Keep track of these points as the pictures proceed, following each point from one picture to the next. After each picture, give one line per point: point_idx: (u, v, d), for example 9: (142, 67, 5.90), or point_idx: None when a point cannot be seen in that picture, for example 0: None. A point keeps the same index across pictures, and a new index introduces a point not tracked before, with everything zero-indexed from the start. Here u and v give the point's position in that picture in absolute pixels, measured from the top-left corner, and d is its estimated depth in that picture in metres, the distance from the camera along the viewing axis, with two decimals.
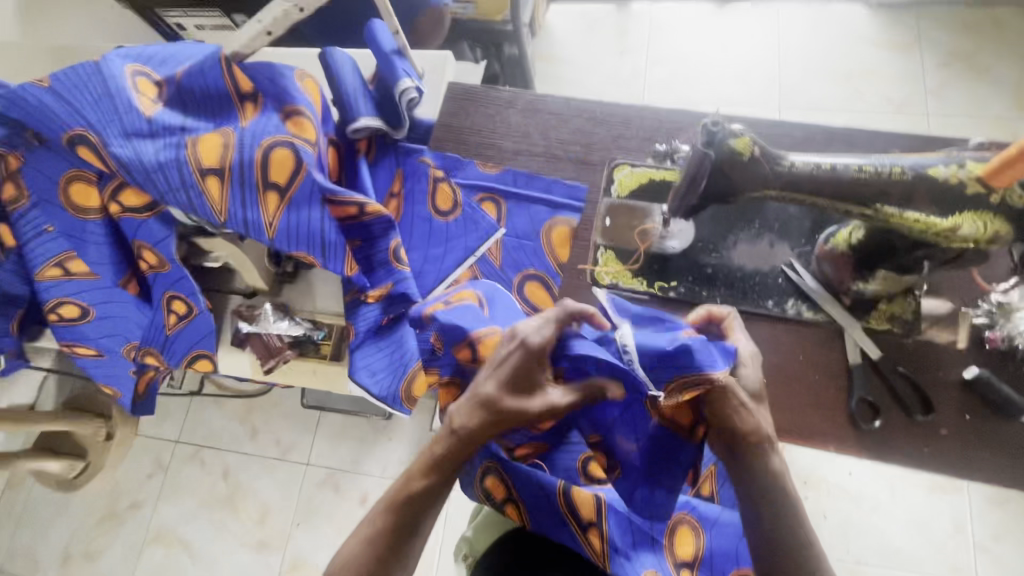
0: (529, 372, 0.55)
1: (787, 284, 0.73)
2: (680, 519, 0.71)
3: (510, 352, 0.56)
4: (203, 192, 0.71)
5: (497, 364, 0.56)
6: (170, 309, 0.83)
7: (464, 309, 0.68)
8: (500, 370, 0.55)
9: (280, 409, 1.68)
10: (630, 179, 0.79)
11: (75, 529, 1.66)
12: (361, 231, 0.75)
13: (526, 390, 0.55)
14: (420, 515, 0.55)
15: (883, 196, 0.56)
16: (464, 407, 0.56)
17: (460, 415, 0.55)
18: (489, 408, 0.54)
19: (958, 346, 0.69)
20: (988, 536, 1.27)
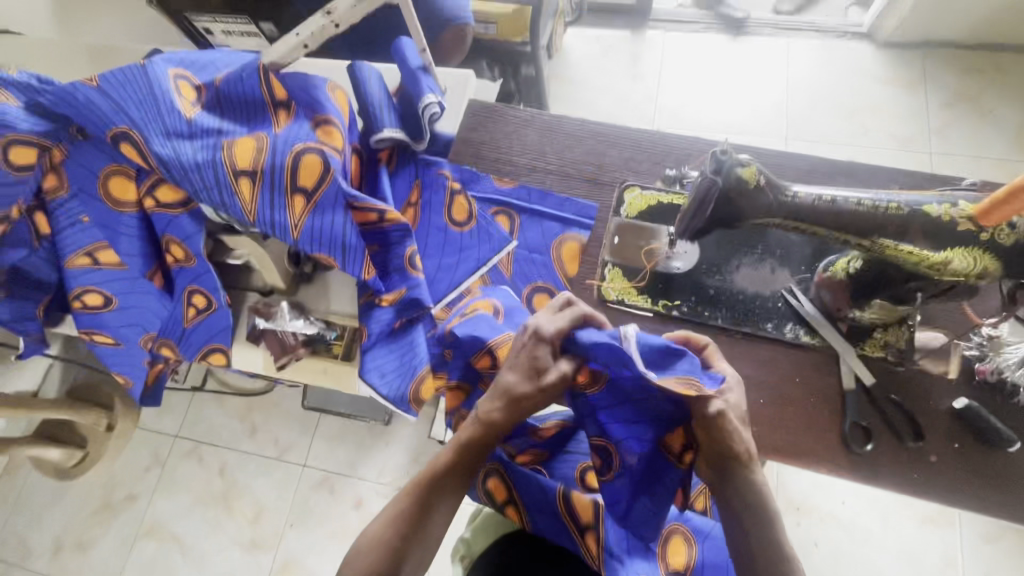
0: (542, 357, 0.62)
1: (786, 309, 0.76)
2: (674, 528, 0.72)
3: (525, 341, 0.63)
4: (235, 192, 0.75)
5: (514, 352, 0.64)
6: (190, 302, 0.86)
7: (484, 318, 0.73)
8: (517, 356, 0.63)
9: (281, 409, 1.70)
10: (640, 201, 0.82)
11: (69, 518, 1.67)
12: (379, 236, 0.79)
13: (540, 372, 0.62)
14: (448, 494, 0.59)
15: (881, 229, 0.59)
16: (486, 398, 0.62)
17: (484, 405, 0.62)
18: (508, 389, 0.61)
19: (949, 377, 0.71)
20: (977, 571, 1.28)
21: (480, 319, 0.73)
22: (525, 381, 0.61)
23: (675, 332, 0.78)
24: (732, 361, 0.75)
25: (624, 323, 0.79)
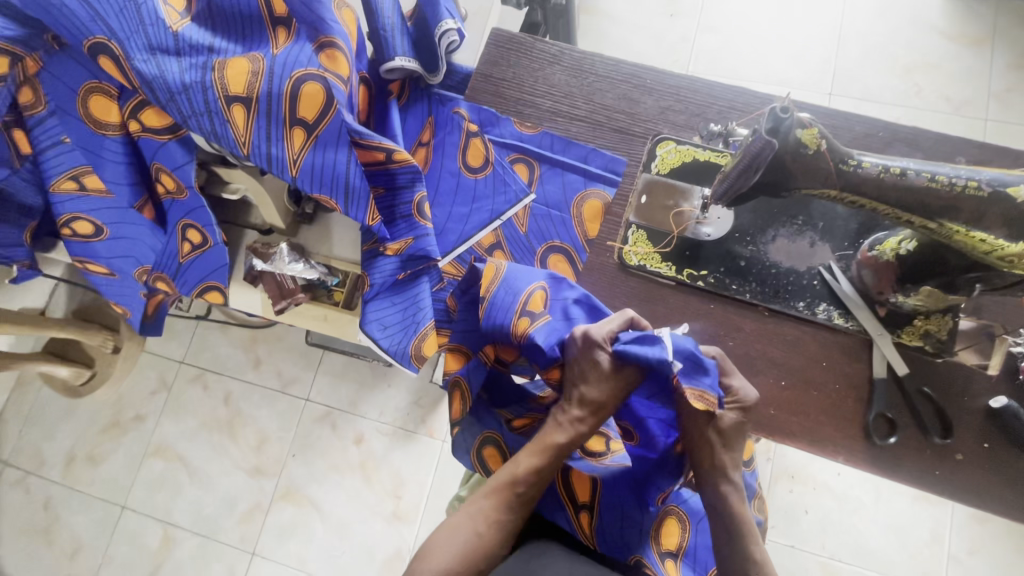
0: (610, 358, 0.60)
1: (822, 288, 0.70)
2: (668, 510, 0.71)
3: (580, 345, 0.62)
4: (229, 119, 0.68)
5: (576, 356, 0.62)
6: (184, 237, 0.81)
7: (548, 320, 0.65)
8: (578, 362, 0.61)
9: (285, 344, 1.69)
10: (673, 156, 0.75)
11: (80, 433, 1.71)
12: (386, 178, 0.72)
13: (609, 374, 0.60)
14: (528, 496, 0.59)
15: (952, 211, 0.52)
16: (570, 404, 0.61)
17: (568, 411, 0.61)
18: (582, 393, 0.61)
19: (989, 373, 0.66)
20: (963, 549, 1.29)
21: (544, 327, 0.64)
22: (601, 388, 0.60)
23: (696, 304, 0.72)
24: (756, 339, 0.70)
25: (644, 288, 0.74)
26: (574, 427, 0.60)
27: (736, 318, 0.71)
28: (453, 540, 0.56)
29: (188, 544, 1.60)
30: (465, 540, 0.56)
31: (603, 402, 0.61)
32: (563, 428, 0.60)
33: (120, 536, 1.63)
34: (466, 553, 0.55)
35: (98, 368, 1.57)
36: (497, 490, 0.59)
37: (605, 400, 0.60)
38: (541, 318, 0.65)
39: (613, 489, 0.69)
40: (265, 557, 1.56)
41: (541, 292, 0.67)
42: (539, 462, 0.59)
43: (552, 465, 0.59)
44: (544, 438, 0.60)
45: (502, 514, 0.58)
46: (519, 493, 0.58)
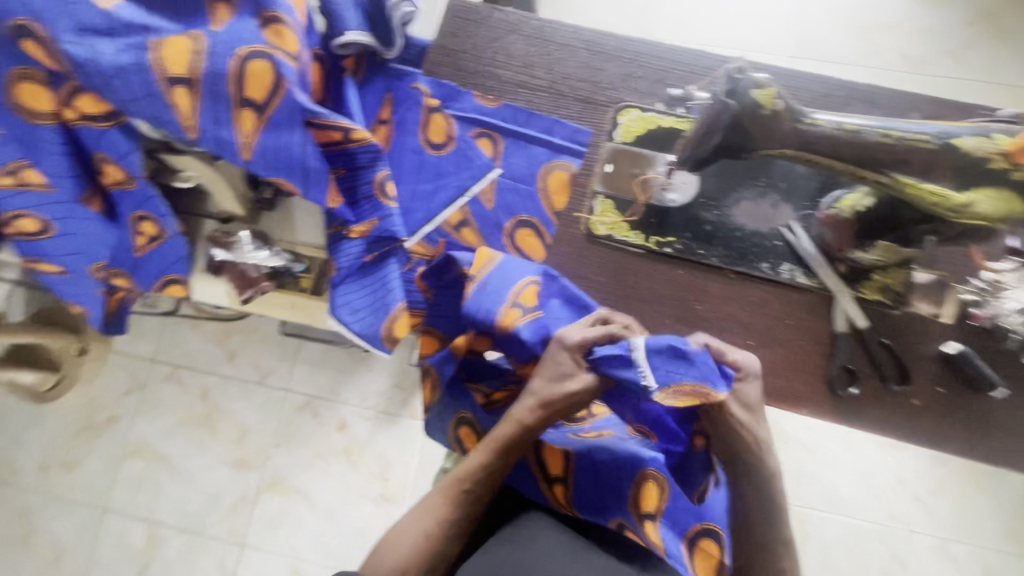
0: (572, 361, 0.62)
1: (785, 248, 0.71)
2: (646, 475, 0.68)
3: (556, 350, 0.63)
4: (170, 102, 0.65)
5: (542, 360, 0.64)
6: (138, 230, 0.78)
7: (537, 316, 0.67)
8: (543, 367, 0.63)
9: (259, 335, 1.66)
10: (637, 124, 0.75)
11: (52, 439, 1.67)
12: (345, 158, 0.71)
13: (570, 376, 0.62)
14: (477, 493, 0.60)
15: (901, 164, 0.53)
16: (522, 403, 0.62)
17: (520, 408, 0.62)
18: (536, 394, 0.62)
19: (942, 321, 0.69)
20: (926, 490, 1.37)
21: (532, 323, 0.66)
22: (554, 387, 0.61)
23: (665, 271, 0.73)
24: (723, 301, 0.72)
25: (612, 258, 0.74)
26: (522, 425, 0.61)
27: (703, 282, 0.72)
28: (404, 538, 0.58)
29: (175, 541, 1.58)
30: (415, 538, 0.58)
31: (558, 404, 0.61)
32: (512, 424, 0.61)
33: (104, 538, 1.60)
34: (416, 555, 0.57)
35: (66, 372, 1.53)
36: (448, 489, 0.61)
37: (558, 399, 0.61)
38: (530, 313, 0.66)
39: (588, 461, 0.69)
40: (255, 548, 1.56)
41: (534, 287, 0.68)
42: (487, 458, 0.61)
43: (502, 462, 0.61)
44: (495, 435, 0.62)
45: (451, 511, 0.60)
46: (469, 490, 0.60)
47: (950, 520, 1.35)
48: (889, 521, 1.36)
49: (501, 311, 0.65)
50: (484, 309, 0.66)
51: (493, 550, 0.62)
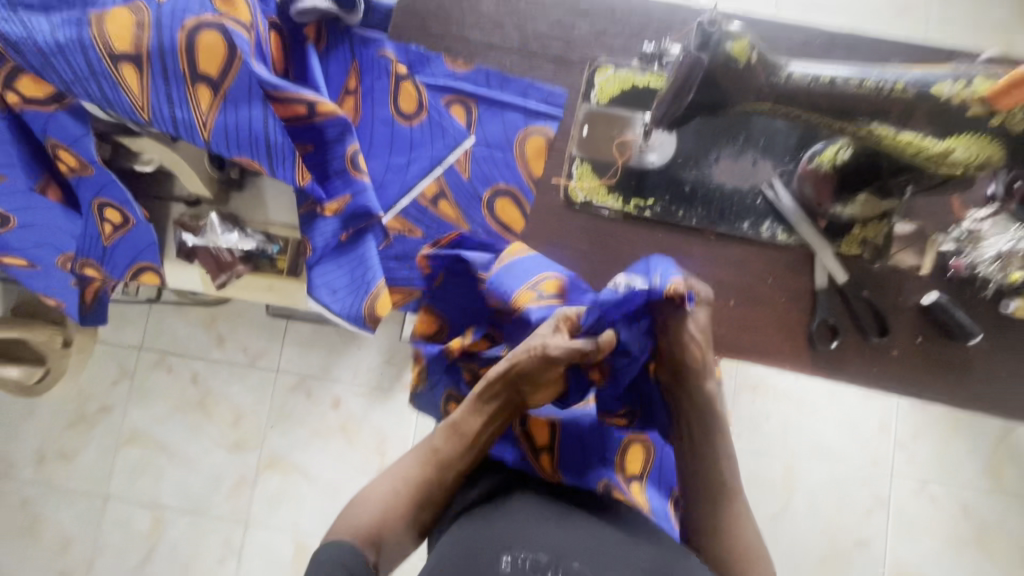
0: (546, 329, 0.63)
1: (765, 206, 0.70)
2: (632, 438, 0.73)
3: (542, 328, 0.64)
4: (118, 81, 0.61)
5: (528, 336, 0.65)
6: (102, 217, 0.75)
7: (550, 306, 0.68)
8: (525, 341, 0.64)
9: (246, 318, 1.65)
10: (611, 84, 0.72)
11: (47, 431, 1.66)
12: (312, 134, 0.67)
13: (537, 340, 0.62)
14: (446, 452, 0.64)
15: (880, 114, 0.52)
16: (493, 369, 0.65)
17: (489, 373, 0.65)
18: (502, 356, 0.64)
19: (921, 273, 0.69)
20: (907, 434, 1.41)
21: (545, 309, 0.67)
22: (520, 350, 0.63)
23: (647, 234, 0.72)
24: (704, 263, 0.71)
25: (592, 224, 0.73)
26: (486, 387, 0.64)
27: (685, 244, 0.72)
28: (375, 493, 0.62)
29: (180, 523, 1.61)
30: (383, 493, 0.62)
31: (520, 367, 0.62)
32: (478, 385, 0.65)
33: (109, 525, 1.62)
34: (380, 505, 0.61)
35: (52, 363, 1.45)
36: (423, 449, 0.65)
37: (518, 361, 0.62)
38: (546, 300, 0.67)
39: (571, 428, 0.71)
40: (259, 525, 1.58)
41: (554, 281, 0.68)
42: (455, 417, 0.65)
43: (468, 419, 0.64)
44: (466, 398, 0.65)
45: (419, 469, 0.63)
46: (436, 448, 0.64)
47: (929, 461, 1.40)
48: (872, 465, 1.41)
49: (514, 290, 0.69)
50: (500, 285, 0.69)
51: (467, 527, 0.59)
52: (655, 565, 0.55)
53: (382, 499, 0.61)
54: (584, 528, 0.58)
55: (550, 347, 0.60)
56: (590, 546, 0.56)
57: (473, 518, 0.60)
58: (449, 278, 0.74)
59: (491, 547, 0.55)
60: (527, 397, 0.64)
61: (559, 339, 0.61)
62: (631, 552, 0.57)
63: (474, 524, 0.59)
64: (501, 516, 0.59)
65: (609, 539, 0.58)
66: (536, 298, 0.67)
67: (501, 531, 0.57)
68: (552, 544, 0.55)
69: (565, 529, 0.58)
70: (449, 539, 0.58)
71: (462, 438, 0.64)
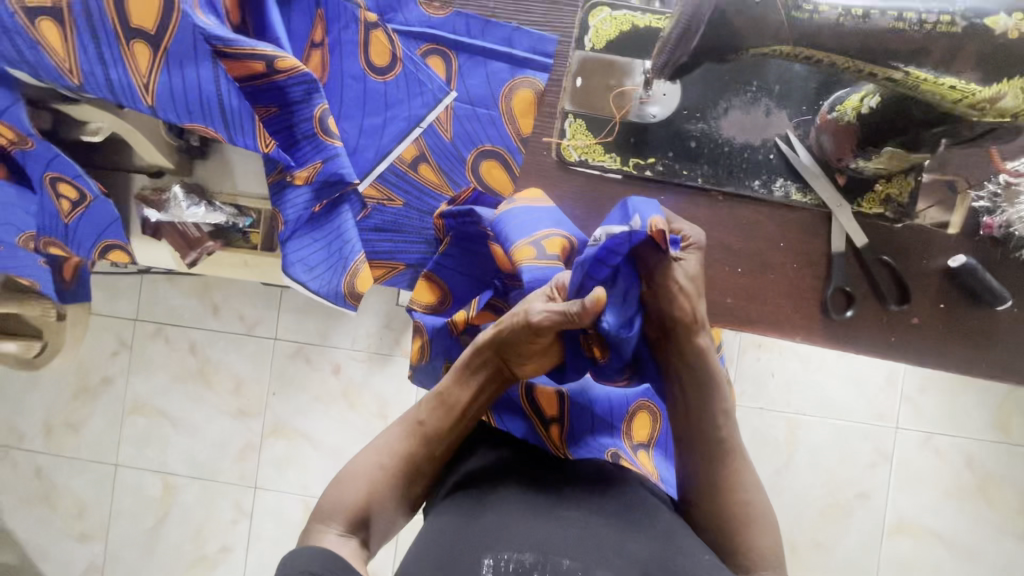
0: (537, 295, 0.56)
1: (778, 162, 0.64)
2: (640, 405, 0.70)
3: (534, 297, 0.57)
4: (37, 40, 0.53)
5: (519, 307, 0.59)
6: (58, 194, 0.69)
7: (553, 265, 0.61)
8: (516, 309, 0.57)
9: (239, 287, 1.61)
10: (608, 26, 0.64)
11: (51, 402, 1.67)
12: (275, 95, 0.60)
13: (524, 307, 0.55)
14: (432, 425, 0.58)
15: (920, 54, 0.44)
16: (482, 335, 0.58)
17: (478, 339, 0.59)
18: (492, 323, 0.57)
19: (950, 232, 0.63)
20: (915, 388, 1.39)
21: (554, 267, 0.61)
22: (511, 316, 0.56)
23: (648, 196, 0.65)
24: (709, 227, 0.65)
25: (587, 187, 0.67)
26: (472, 356, 0.58)
27: (689, 207, 0.65)
28: (358, 471, 0.57)
29: (189, 488, 1.63)
30: (367, 470, 0.57)
31: (504, 334, 0.55)
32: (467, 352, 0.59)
33: (121, 491, 1.65)
34: (361, 481, 0.56)
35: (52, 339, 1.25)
36: (408, 422, 0.59)
37: (501, 328, 0.56)
38: (546, 259, 0.61)
39: (580, 400, 0.68)
40: (267, 489, 1.60)
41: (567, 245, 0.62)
42: (443, 385, 0.59)
43: (456, 387, 0.58)
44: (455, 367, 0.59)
45: (404, 443, 0.58)
46: (420, 421, 0.58)
47: (935, 414, 1.39)
48: (878, 420, 1.39)
49: (512, 243, 0.62)
50: (503, 235, 0.63)
51: (452, 524, 0.56)
52: (648, 559, 0.53)
53: (363, 474, 0.56)
54: (574, 520, 0.55)
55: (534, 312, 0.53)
56: (579, 541, 0.53)
57: (457, 509, 0.57)
58: (456, 242, 0.70)
59: (474, 544, 0.52)
60: (515, 368, 0.58)
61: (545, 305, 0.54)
62: (623, 543, 0.54)
63: (459, 517, 0.56)
64: (487, 509, 0.56)
65: (601, 532, 0.55)
66: (534, 254, 0.61)
67: (486, 526, 0.54)
68: (538, 541, 0.52)
69: (554, 522, 0.55)
70: (432, 534, 0.56)
71: (448, 411, 0.58)
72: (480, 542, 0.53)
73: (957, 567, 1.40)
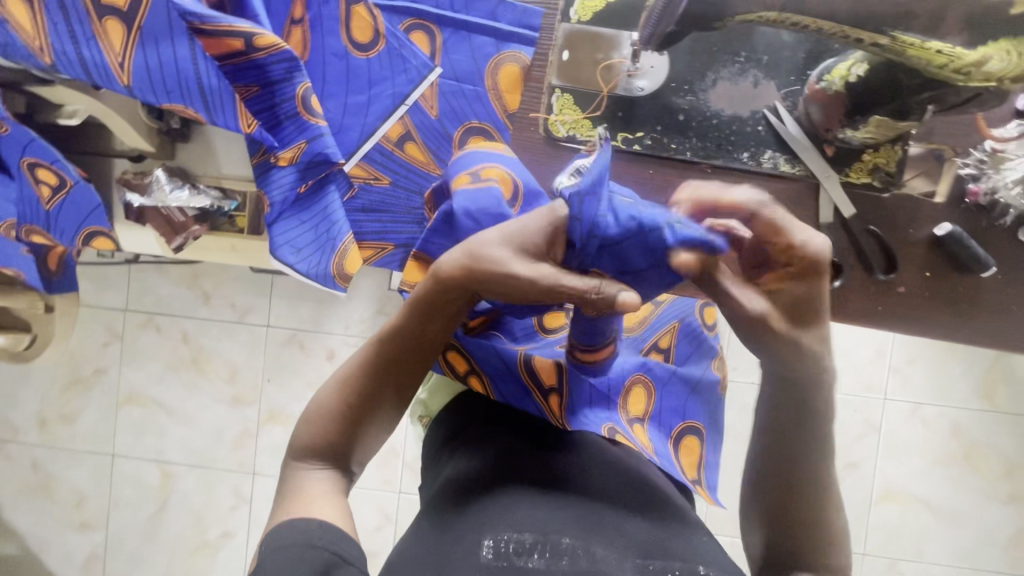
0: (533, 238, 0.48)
1: (766, 133, 0.63)
2: (636, 379, 0.72)
3: (520, 235, 0.48)
4: (6, 18, 0.53)
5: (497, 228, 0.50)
6: (36, 179, 0.68)
7: (482, 186, 0.58)
8: (500, 248, 0.48)
9: (229, 274, 1.60)
10: None
11: (44, 395, 1.66)
12: (256, 74, 0.58)
13: (512, 256, 0.48)
14: (396, 359, 0.54)
15: (906, 18, 0.43)
16: (455, 261, 0.50)
17: (448, 265, 0.51)
18: (468, 249, 0.50)
19: (937, 200, 0.63)
20: (903, 360, 1.41)
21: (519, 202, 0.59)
22: (505, 254, 0.48)
23: (637, 171, 0.64)
24: None
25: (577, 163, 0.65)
26: (440, 289, 0.51)
27: (679, 180, 0.64)
28: (320, 414, 0.53)
29: (188, 476, 1.64)
30: (331, 412, 0.53)
31: (490, 285, 0.49)
32: (434, 280, 0.52)
33: (119, 481, 1.65)
34: (325, 420, 0.53)
35: (37, 329, 1.22)
36: (366, 353, 0.54)
37: (484, 277, 0.49)
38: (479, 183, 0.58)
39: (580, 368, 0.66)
40: (265, 475, 1.61)
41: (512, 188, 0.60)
42: (406, 318, 0.53)
43: (421, 319, 0.53)
44: (416, 294, 0.53)
45: (366, 381, 0.53)
46: (383, 357, 0.54)
47: (923, 384, 1.41)
48: (867, 391, 1.41)
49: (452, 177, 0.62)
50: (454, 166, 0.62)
51: (464, 511, 0.57)
52: (649, 542, 0.55)
53: (328, 405, 0.54)
54: (575, 505, 0.57)
55: (528, 277, 0.47)
56: (580, 523, 0.55)
57: (465, 490, 0.59)
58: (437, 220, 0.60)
59: (477, 527, 0.54)
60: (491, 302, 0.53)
61: (545, 269, 0.47)
62: (624, 526, 0.56)
63: (461, 501, 0.58)
64: (489, 492, 0.58)
65: (601, 517, 0.56)
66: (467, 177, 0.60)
67: (489, 509, 0.56)
68: (539, 523, 0.54)
69: (556, 504, 0.56)
70: (438, 520, 0.57)
71: (413, 343, 0.54)
72: (486, 525, 0.54)
73: (944, 530, 1.44)
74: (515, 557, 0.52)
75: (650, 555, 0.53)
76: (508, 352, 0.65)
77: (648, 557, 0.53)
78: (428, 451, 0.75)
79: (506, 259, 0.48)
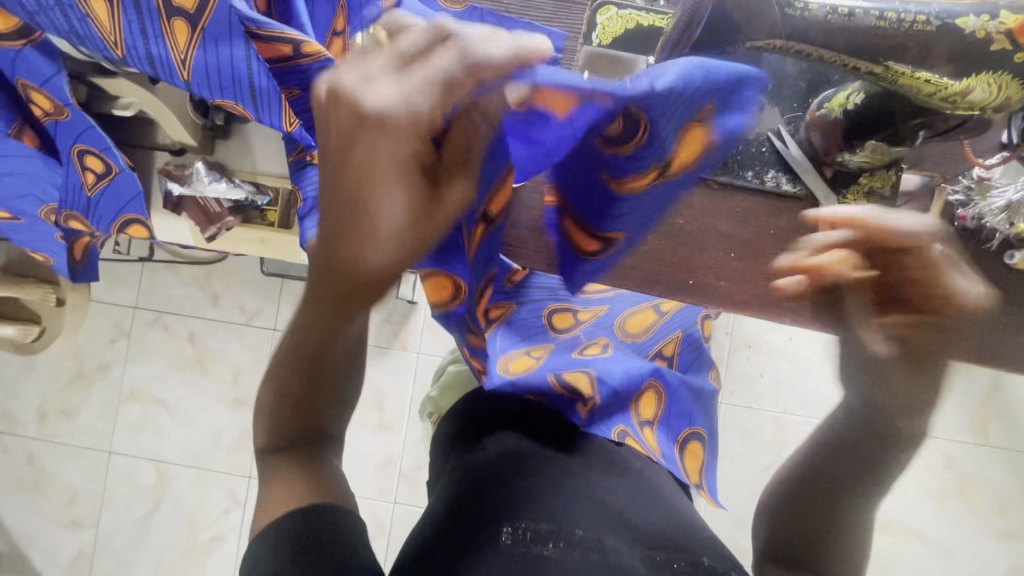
0: (388, 160, 0.38)
1: (770, 155, 0.68)
2: (649, 385, 0.75)
3: (376, 177, 0.38)
4: (87, 14, 0.57)
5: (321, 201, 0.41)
6: (84, 166, 0.72)
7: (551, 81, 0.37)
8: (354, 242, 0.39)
9: (240, 277, 1.63)
10: (615, 24, 0.70)
11: (46, 388, 1.67)
12: (297, 78, 0.59)
13: (386, 216, 0.39)
14: (325, 372, 0.50)
15: (899, 50, 0.48)
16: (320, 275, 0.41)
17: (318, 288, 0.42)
18: (322, 262, 0.41)
19: (928, 224, 0.67)
20: None
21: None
22: (368, 233, 0.39)
23: None
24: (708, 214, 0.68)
25: None
26: (334, 308, 0.43)
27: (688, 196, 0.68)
28: (277, 431, 0.53)
29: (184, 477, 1.63)
30: (290, 427, 0.52)
31: (377, 266, 0.40)
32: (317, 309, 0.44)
33: (114, 479, 1.65)
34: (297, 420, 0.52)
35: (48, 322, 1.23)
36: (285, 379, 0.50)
37: (368, 261, 0.40)
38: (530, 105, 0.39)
39: (604, 379, 0.70)
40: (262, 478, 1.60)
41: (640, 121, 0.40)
42: (309, 350, 0.47)
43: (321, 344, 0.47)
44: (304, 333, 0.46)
45: (299, 396, 0.51)
46: (308, 380, 0.50)
47: None
48: None
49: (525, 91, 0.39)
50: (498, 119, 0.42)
51: (474, 501, 0.58)
52: (652, 533, 0.57)
53: (296, 395, 0.51)
54: (585, 499, 0.59)
55: (430, 211, 0.40)
56: (591, 515, 0.57)
57: (474, 480, 0.61)
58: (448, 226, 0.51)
59: (490, 516, 0.56)
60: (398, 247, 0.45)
61: (449, 180, 0.40)
62: (635, 518, 0.58)
63: (469, 488, 0.60)
64: (498, 482, 0.60)
65: (610, 510, 0.58)
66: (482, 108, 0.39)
67: (505, 498, 0.58)
68: (554, 514, 0.56)
69: (563, 498, 0.58)
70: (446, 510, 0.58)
71: (326, 358, 0.48)
72: (498, 513, 0.56)
73: (937, 563, 1.44)
74: (533, 545, 0.53)
75: (657, 545, 0.55)
76: (539, 378, 0.67)
77: (655, 549, 0.55)
78: (436, 451, 0.77)
79: (374, 232, 0.39)
